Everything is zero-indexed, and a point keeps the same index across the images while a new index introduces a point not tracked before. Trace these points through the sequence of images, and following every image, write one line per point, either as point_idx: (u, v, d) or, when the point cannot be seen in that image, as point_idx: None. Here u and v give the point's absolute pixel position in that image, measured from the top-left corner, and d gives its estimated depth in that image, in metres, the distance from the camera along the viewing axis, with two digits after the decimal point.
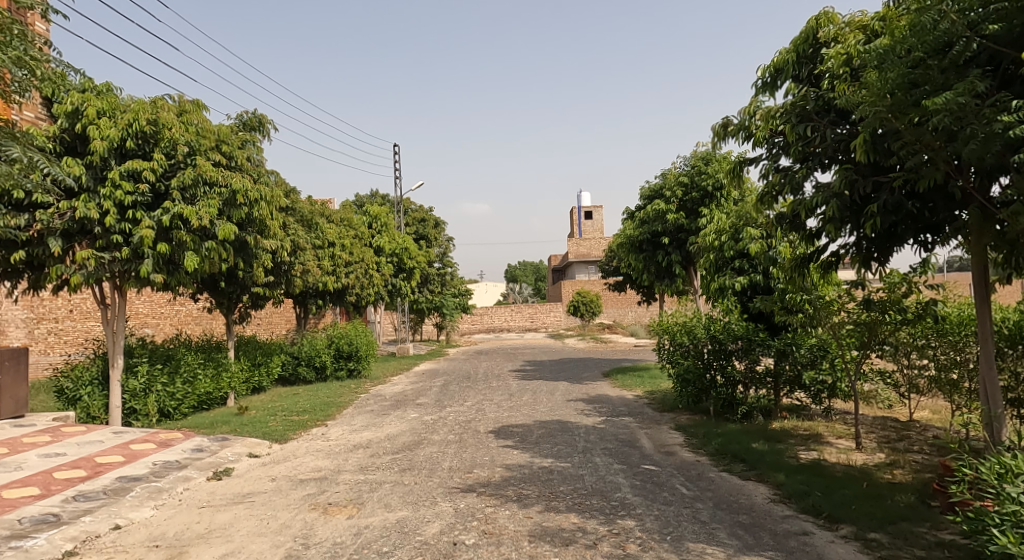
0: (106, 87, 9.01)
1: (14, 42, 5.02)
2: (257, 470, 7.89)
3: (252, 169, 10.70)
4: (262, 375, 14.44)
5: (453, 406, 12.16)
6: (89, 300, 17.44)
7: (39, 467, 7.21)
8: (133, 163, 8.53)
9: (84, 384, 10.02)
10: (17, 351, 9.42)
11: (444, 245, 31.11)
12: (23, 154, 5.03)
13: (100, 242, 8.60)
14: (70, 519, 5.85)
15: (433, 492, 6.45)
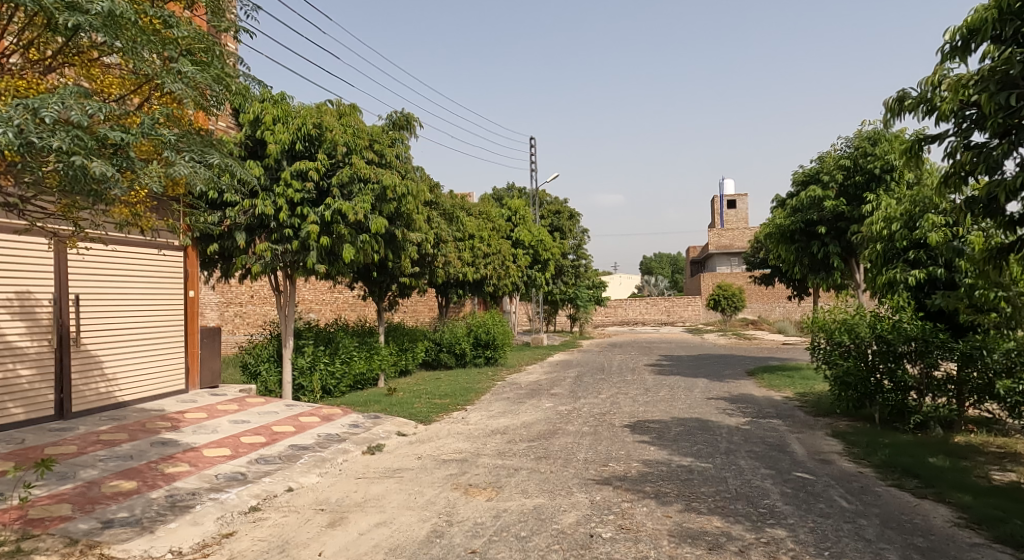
0: (280, 96, 9.92)
1: (215, 63, 5.71)
2: (406, 447, 8.40)
3: (400, 166, 11.28)
4: (408, 359, 15.34)
5: (588, 397, 12.15)
6: (266, 287, 19.66)
7: (229, 431, 8.15)
8: (302, 163, 9.35)
9: (263, 360, 11.22)
10: (214, 331, 10.60)
11: (578, 237, 31.15)
12: (221, 160, 5.59)
13: (275, 236, 9.52)
14: (254, 478, 6.60)
15: (570, 481, 6.50)
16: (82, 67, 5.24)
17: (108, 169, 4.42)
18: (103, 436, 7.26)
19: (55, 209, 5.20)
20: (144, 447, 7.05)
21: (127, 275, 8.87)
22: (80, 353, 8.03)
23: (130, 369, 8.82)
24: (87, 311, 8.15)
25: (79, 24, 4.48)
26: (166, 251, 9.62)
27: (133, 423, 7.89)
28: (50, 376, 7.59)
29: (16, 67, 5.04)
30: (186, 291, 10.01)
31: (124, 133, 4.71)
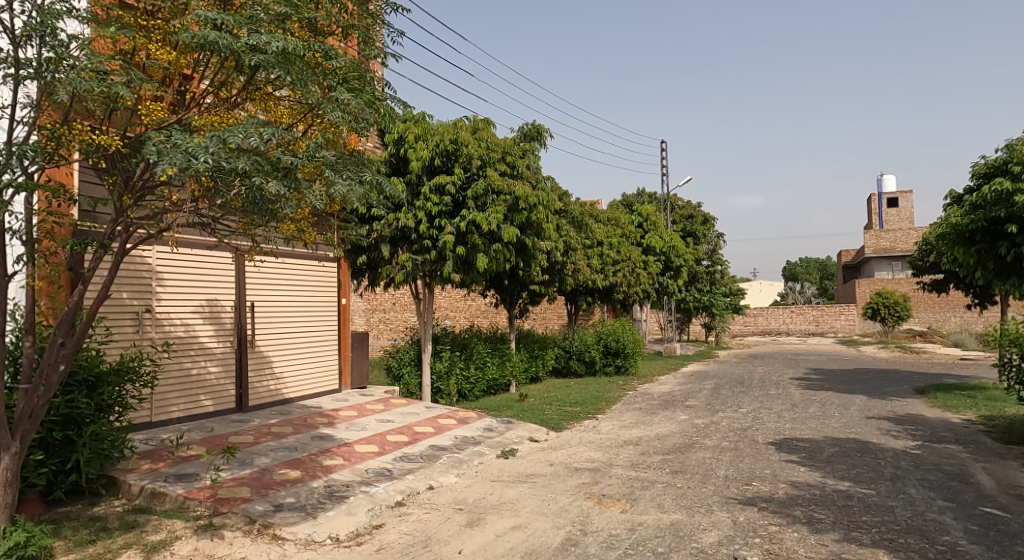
0: (421, 114, 10.52)
1: (366, 88, 6.22)
2: (539, 453, 8.55)
3: (531, 177, 11.52)
4: (539, 366, 15.58)
5: (726, 411, 11.67)
6: (406, 294, 20.83)
7: (377, 429, 8.75)
8: (439, 178, 9.86)
9: (405, 364, 11.91)
10: (362, 336, 11.41)
11: (713, 242, 30.02)
12: (371, 178, 6.07)
13: (416, 246, 10.10)
14: (400, 475, 7.04)
15: (709, 499, 6.29)
16: (259, 101, 5.94)
17: (281, 189, 4.99)
18: (273, 428, 8.08)
19: (238, 227, 5.93)
20: (306, 440, 7.76)
21: (293, 284, 9.82)
22: (255, 354, 9.00)
23: (293, 370, 9.73)
24: (260, 316, 9.12)
25: (259, 64, 5.12)
26: (323, 261, 10.52)
27: (297, 418, 8.71)
28: (232, 373, 8.57)
29: (209, 104, 5.83)
30: (339, 298, 10.87)
31: (294, 157, 5.29)
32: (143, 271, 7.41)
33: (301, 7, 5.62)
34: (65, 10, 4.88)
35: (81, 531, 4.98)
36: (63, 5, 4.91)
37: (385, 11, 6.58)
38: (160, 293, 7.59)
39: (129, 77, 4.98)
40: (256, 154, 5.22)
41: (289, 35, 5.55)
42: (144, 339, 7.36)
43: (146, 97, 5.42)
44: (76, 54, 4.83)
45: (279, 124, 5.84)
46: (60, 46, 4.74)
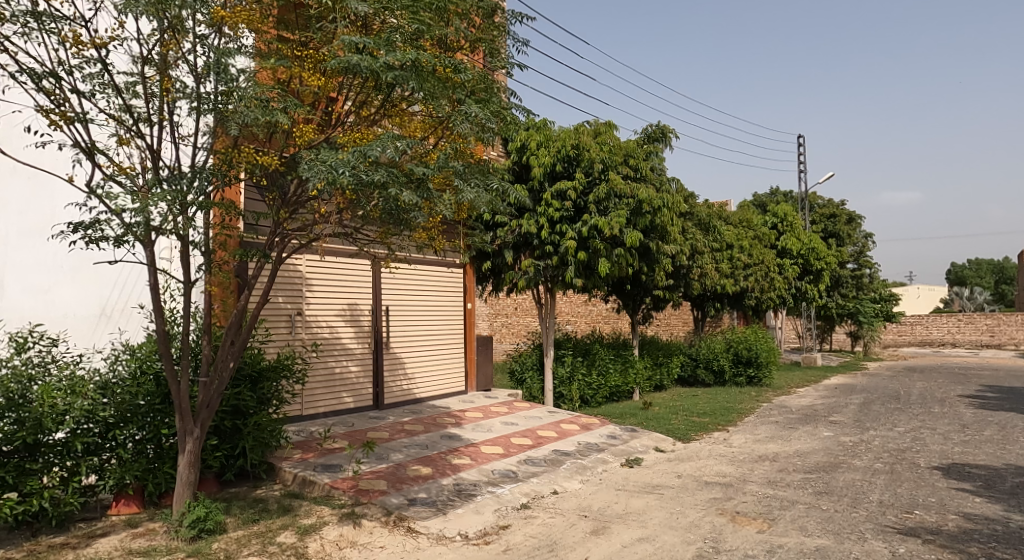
0: (542, 121, 10.64)
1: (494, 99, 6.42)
2: (665, 464, 8.37)
3: (655, 179, 11.31)
4: (664, 374, 15.22)
5: (878, 429, 10.75)
6: (528, 299, 21.15)
7: (502, 431, 8.95)
8: (561, 184, 9.94)
9: (527, 368, 12.08)
10: (486, 339, 11.72)
11: (860, 243, 27.78)
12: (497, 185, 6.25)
13: (538, 252, 10.22)
14: (524, 478, 7.18)
15: (860, 525, 5.84)
16: (395, 117, 6.33)
17: (414, 199, 5.29)
18: (406, 426, 8.52)
19: (376, 236, 6.37)
20: (436, 439, 8.11)
21: (423, 289, 10.30)
22: (389, 355, 9.53)
23: (423, 371, 10.19)
24: (394, 319, 9.66)
25: (395, 81, 5.47)
26: (450, 268, 10.96)
27: (427, 417, 9.12)
28: (369, 373, 9.14)
29: (351, 123, 6.32)
30: (464, 302, 11.24)
31: (426, 168, 5.59)
32: (294, 277, 8.10)
33: (433, 25, 5.94)
34: (235, 47, 5.51)
35: (246, 511, 5.57)
36: (233, 42, 5.54)
37: (511, 22, 6.77)
38: (308, 297, 8.26)
39: (285, 103, 5.53)
40: (392, 166, 5.57)
41: (422, 53, 5.87)
42: (296, 339, 8.03)
43: (298, 119, 5.98)
44: (243, 85, 5.43)
45: (413, 137, 6.18)
46: (230, 79, 5.36)
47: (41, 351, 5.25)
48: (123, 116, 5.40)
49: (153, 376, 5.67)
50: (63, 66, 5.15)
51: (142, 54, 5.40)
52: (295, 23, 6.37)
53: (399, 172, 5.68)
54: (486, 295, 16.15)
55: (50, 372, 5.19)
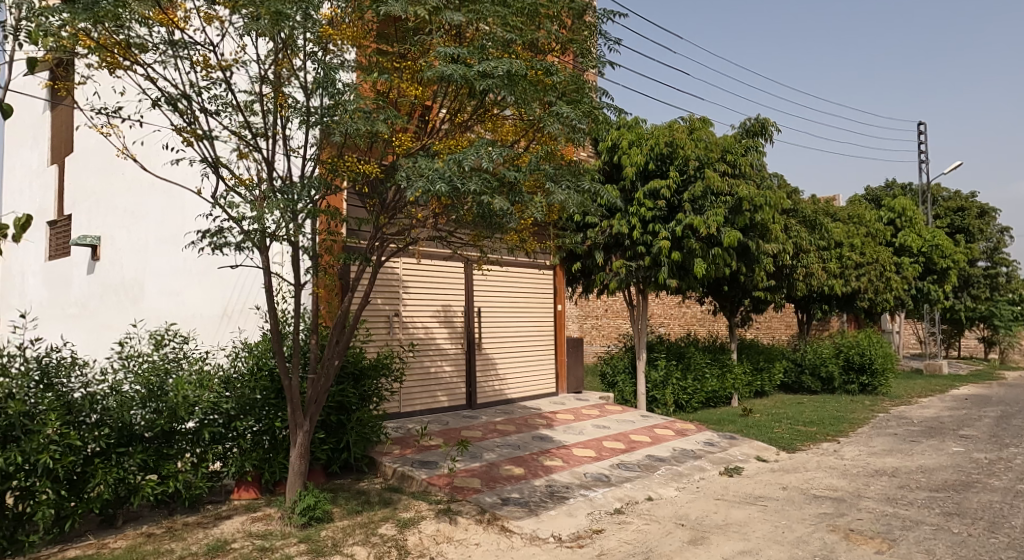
0: (634, 120, 10.49)
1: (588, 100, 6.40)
2: (768, 474, 8.02)
3: (756, 175, 10.87)
4: (765, 380, 14.57)
5: (1018, 446, 9.77)
6: (619, 300, 20.86)
7: (594, 434, 8.90)
8: (654, 183, 9.75)
9: (619, 372, 11.91)
10: (576, 341, 11.68)
11: (992, 240, 25.39)
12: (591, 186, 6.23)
13: (630, 253, 10.07)
14: (618, 482, 7.10)
15: (997, 552, 5.34)
16: (488, 122, 6.50)
17: (508, 204, 5.38)
18: (498, 425, 8.65)
19: (470, 240, 6.52)
20: (528, 440, 8.18)
21: (513, 291, 10.42)
22: (482, 356, 9.71)
23: (514, 372, 10.30)
24: (486, 320, 9.83)
25: (489, 87, 5.58)
26: (541, 269, 11.02)
27: (519, 417, 9.22)
28: (462, 373, 9.35)
29: (446, 130, 6.50)
30: (554, 304, 11.26)
31: (518, 172, 5.67)
32: (391, 280, 8.42)
33: (524, 32, 6.08)
34: (339, 62, 5.83)
35: (351, 502, 5.86)
36: (337, 58, 5.86)
37: (605, 22, 6.72)
38: (405, 299, 8.56)
39: (385, 114, 5.79)
40: (486, 171, 5.69)
41: (516, 58, 5.96)
42: (394, 339, 8.34)
43: (396, 128, 6.23)
44: (347, 97, 5.73)
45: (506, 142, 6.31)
46: (336, 93, 5.68)
47: (175, 347, 5.77)
48: (243, 132, 5.85)
49: (268, 372, 6.08)
50: (192, 87, 5.63)
51: (259, 73, 5.81)
52: (393, 35, 6.63)
53: (493, 177, 5.79)
54: (577, 296, 16.09)
55: (182, 367, 5.68)
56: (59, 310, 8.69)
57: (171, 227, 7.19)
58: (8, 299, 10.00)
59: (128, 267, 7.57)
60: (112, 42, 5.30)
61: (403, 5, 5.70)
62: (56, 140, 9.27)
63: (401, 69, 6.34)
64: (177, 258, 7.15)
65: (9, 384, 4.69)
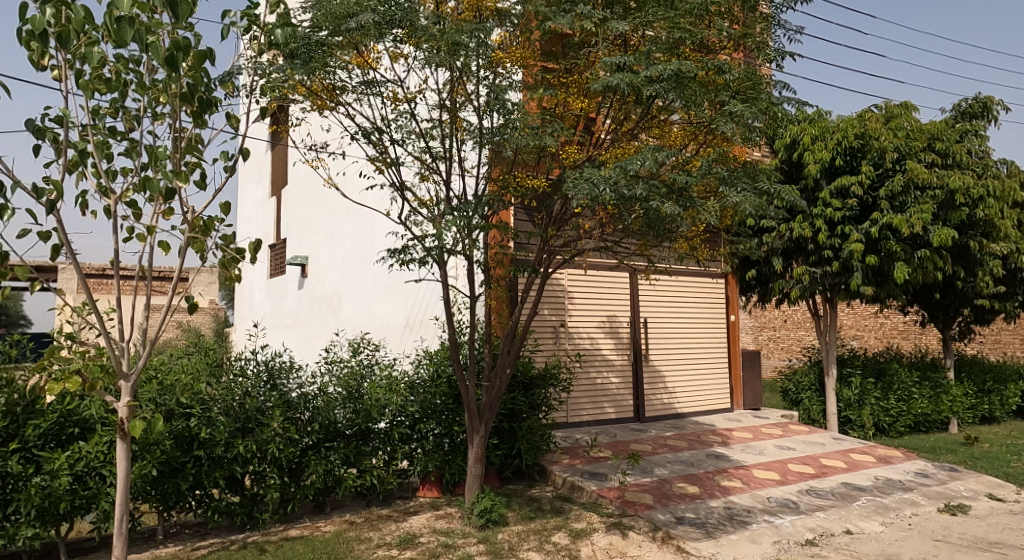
0: (817, 113, 9.68)
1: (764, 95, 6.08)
2: (1004, 517, 6.86)
3: (975, 164, 9.46)
4: (993, 404, 12.50)
5: None
6: (801, 311, 19.09)
7: (777, 456, 8.27)
8: (843, 180, 8.88)
9: (804, 389, 10.90)
10: (753, 355, 10.97)
11: None
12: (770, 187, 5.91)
13: (814, 258, 9.26)
14: (808, 510, 6.53)
15: None
16: (655, 128, 6.51)
17: (677, 209, 5.27)
18: (669, 440, 8.40)
19: (636, 249, 6.48)
20: (702, 457, 7.85)
21: (682, 302, 10.08)
22: (649, 368, 9.52)
23: (684, 386, 9.95)
24: (653, 331, 9.63)
25: (656, 93, 5.54)
26: (711, 279, 10.55)
27: (691, 433, 8.86)
28: (629, 385, 9.23)
29: (613, 139, 6.55)
30: (727, 315, 10.70)
31: (687, 177, 5.52)
32: (557, 291, 8.59)
33: (695, 31, 5.89)
34: (508, 84, 6.16)
35: (524, 508, 6.07)
36: (506, 79, 6.20)
37: (780, 11, 6.34)
38: (571, 310, 8.69)
39: (552, 128, 5.99)
40: (654, 178, 5.63)
41: (686, 60, 5.83)
42: (561, 349, 8.50)
43: (564, 142, 6.41)
44: (516, 115, 6.05)
45: (675, 146, 6.25)
46: (507, 112, 6.01)
47: (369, 354, 6.43)
48: (424, 157, 6.40)
49: (447, 379, 6.53)
50: (383, 120, 6.30)
51: (438, 102, 6.34)
52: (558, 51, 6.83)
53: (661, 183, 5.71)
54: (754, 305, 15.09)
55: (375, 372, 6.32)
56: (279, 321, 10.08)
57: (365, 247, 8.06)
58: (242, 312, 11.85)
59: (329, 283, 8.58)
60: (320, 87, 6.11)
61: (569, 20, 5.86)
62: (274, 175, 10.82)
63: (568, 84, 6.52)
64: (370, 274, 7.98)
65: (245, 383, 5.57)
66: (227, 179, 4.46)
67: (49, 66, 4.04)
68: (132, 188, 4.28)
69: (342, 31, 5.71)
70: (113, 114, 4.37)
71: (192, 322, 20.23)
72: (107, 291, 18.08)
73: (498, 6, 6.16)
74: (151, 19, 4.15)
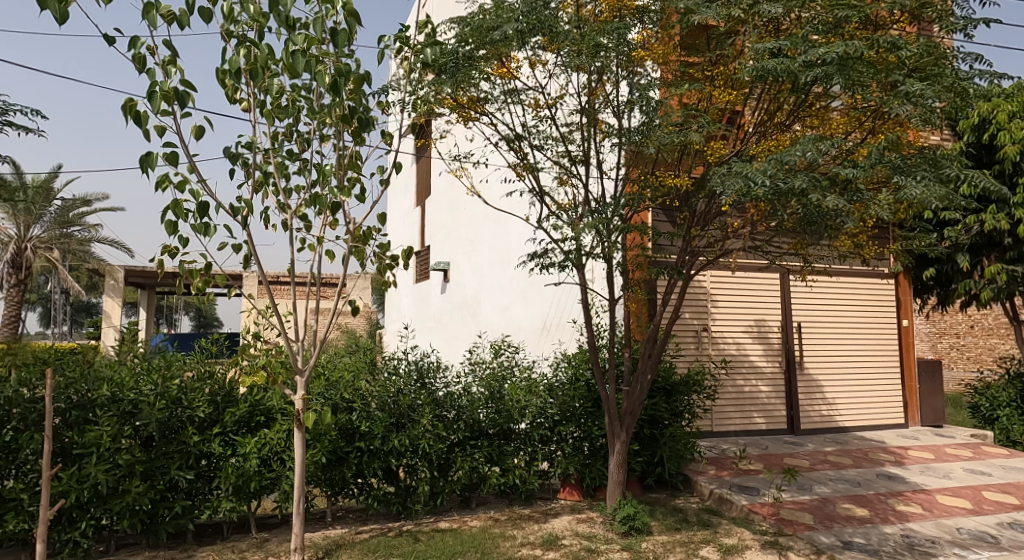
0: (1015, 86, 8.37)
1: (948, 71, 5.39)
2: None
3: None
4: None
5: None
6: (993, 315, 16.58)
7: (968, 481, 7.22)
8: None
9: (1002, 406, 9.37)
10: (934, 365, 9.58)
11: None
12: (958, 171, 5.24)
13: (1012, 254, 8.05)
14: (1011, 547, 5.61)
15: None
16: (812, 117, 6.05)
17: (841, 203, 4.80)
18: (831, 456, 7.68)
19: (790, 248, 6.01)
20: (871, 477, 7.08)
21: (845, 305, 9.19)
22: (805, 377, 8.78)
23: (847, 397, 9.05)
24: (810, 337, 8.88)
25: (817, 77, 5.11)
26: (881, 279, 9.49)
27: (857, 450, 8.04)
28: (782, 395, 8.59)
29: (762, 132, 6.17)
30: (900, 319, 9.56)
31: (855, 167, 4.98)
32: (700, 294, 8.22)
33: (863, 6, 5.34)
34: (647, 81, 6.05)
35: (669, 518, 5.87)
36: (645, 77, 6.07)
37: None
38: (714, 313, 8.27)
39: (697, 123, 5.73)
40: (813, 170, 5.18)
41: (851, 38, 5.30)
42: (704, 355, 8.13)
43: (709, 137, 6.13)
44: (657, 114, 5.89)
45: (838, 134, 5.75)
46: (650, 111, 5.87)
47: (509, 356, 6.62)
48: (564, 161, 6.44)
49: (586, 382, 6.53)
50: (524, 127, 6.43)
51: (577, 106, 6.36)
52: (702, 43, 6.51)
53: (822, 175, 5.23)
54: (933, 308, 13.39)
55: (515, 374, 6.50)
56: (425, 324, 10.70)
57: (505, 253, 8.30)
58: (393, 315, 12.76)
59: (469, 287, 8.95)
60: (464, 100, 6.34)
61: (713, 10, 5.59)
62: (421, 186, 11.52)
63: (712, 76, 6.24)
64: (509, 279, 8.21)
65: (397, 381, 5.97)
66: (382, 192, 4.87)
67: (240, 99, 4.66)
68: (304, 204, 4.80)
69: (486, 43, 5.93)
70: (288, 138, 4.93)
71: (352, 324, 21.94)
72: (283, 296, 20.29)
73: (637, 4, 6.03)
74: (320, 50, 4.62)
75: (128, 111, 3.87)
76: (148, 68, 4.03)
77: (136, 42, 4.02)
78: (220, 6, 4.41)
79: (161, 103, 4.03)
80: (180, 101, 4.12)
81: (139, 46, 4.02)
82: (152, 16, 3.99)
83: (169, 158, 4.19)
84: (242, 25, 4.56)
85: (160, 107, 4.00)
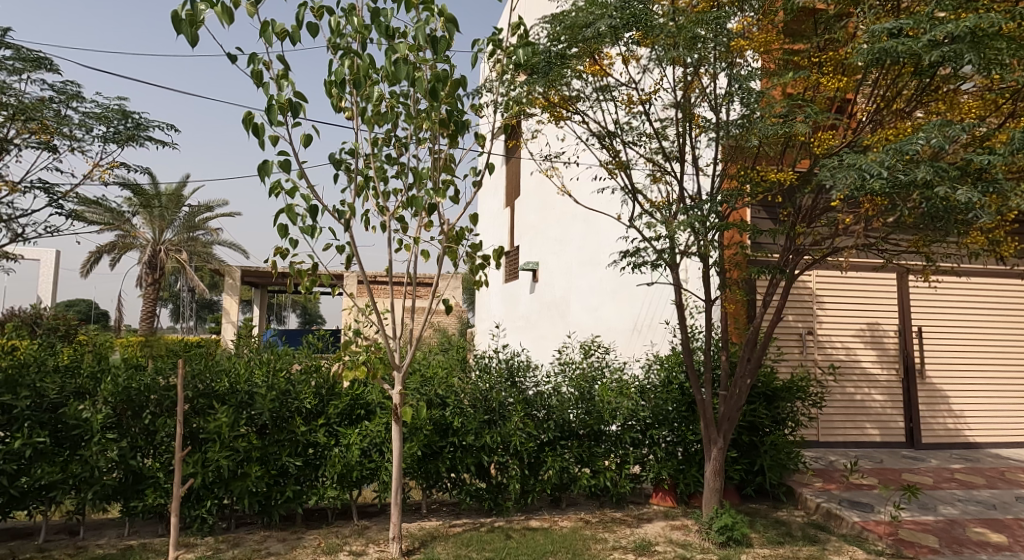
0: None
1: None
2: None
3: None
4: None
5: None
6: None
7: None
8: None
9: None
10: None
11: None
12: None
13: None
14: None
15: None
16: (935, 102, 5.51)
17: (972, 196, 4.33)
18: (959, 474, 6.98)
19: (909, 246, 5.50)
20: (1009, 499, 6.35)
21: (976, 308, 8.33)
22: (928, 386, 8.04)
23: (979, 410, 8.20)
24: (935, 343, 8.12)
25: (944, 57, 4.62)
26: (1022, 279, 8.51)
27: (992, 468, 7.25)
28: (900, 404, 7.90)
29: (875, 121, 5.70)
30: None
31: (989, 154, 4.48)
32: (805, 295, 7.75)
33: None
34: (747, 72, 5.77)
35: (771, 531, 5.56)
36: (745, 68, 5.80)
37: None
38: (823, 315, 7.76)
39: (804, 113, 5.37)
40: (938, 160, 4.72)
41: (983, 12, 4.78)
42: (810, 359, 7.65)
43: (817, 128, 5.73)
44: (759, 105, 5.58)
45: (966, 120, 5.20)
46: (752, 102, 5.57)
47: (599, 357, 6.54)
48: (658, 158, 6.28)
49: (679, 386, 6.35)
50: (616, 124, 6.31)
51: (672, 100, 6.17)
52: (808, 29, 6.11)
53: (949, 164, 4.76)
54: None
55: (606, 374, 6.41)
56: (514, 323, 10.80)
57: (597, 252, 8.22)
58: (483, 313, 12.99)
59: (558, 287, 8.94)
60: (556, 98, 6.26)
61: None
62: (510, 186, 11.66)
63: (820, 63, 5.84)
64: (600, 278, 8.13)
65: (488, 379, 6.06)
66: (475, 193, 4.97)
67: (344, 108, 4.91)
68: (402, 206, 4.98)
69: (579, 41, 5.87)
70: (388, 143, 5.13)
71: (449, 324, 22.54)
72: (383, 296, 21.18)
73: None
74: (418, 57, 4.76)
75: (247, 123, 4.19)
76: (265, 83, 4.34)
77: (254, 58, 4.33)
78: (327, 21, 4.66)
79: (277, 115, 4.33)
80: (293, 111, 4.40)
81: (257, 62, 4.34)
82: (268, 33, 4.29)
83: (284, 165, 4.49)
84: (346, 37, 4.80)
85: (275, 119, 4.30)
